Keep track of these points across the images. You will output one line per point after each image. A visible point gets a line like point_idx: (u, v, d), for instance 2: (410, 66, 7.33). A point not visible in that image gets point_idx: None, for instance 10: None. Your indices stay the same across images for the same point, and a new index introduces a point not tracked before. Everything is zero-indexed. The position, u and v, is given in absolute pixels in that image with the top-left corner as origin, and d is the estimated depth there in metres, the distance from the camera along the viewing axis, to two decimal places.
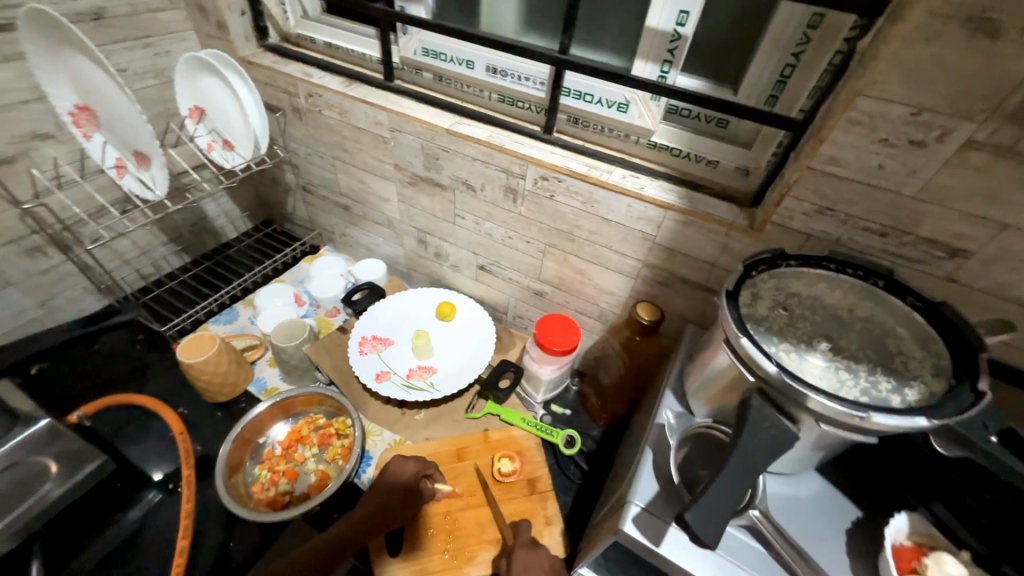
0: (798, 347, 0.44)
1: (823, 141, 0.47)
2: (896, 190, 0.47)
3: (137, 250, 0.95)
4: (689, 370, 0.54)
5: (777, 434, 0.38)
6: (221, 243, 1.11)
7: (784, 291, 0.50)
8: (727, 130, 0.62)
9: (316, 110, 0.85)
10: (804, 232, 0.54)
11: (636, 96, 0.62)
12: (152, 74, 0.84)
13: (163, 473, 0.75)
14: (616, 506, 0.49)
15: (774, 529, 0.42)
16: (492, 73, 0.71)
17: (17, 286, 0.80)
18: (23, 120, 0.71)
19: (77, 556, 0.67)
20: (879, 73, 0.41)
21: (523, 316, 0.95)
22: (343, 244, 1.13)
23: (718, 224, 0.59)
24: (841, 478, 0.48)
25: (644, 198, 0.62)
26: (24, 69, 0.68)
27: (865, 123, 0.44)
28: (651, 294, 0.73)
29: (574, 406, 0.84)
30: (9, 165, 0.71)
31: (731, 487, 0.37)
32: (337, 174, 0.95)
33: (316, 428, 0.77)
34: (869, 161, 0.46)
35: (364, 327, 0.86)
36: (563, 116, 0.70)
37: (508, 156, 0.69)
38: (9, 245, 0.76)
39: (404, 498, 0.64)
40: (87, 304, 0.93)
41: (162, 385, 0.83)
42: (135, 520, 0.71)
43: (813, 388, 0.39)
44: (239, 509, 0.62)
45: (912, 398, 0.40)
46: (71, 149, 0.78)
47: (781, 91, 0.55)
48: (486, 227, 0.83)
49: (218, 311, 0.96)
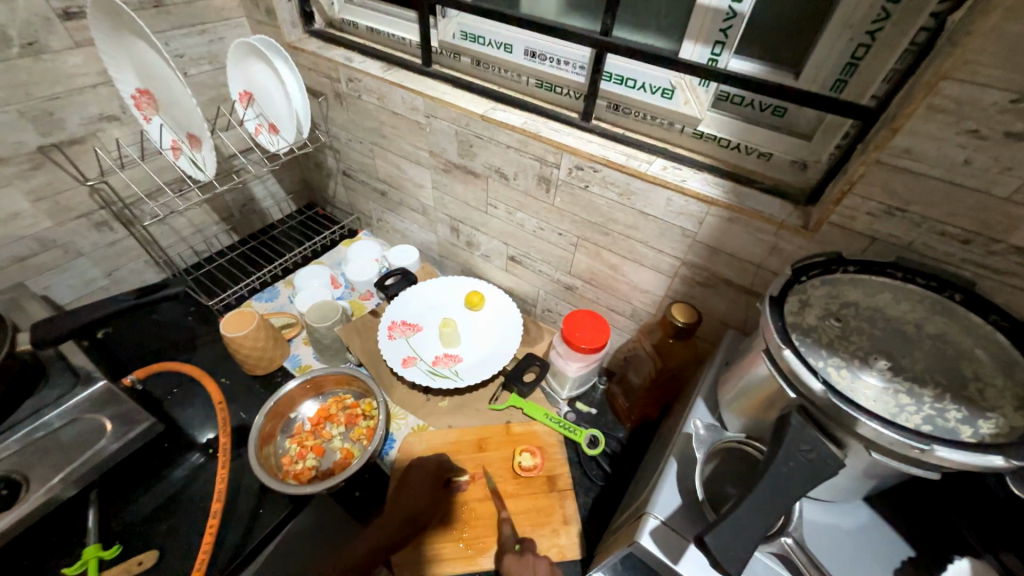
0: (851, 364, 0.40)
1: (897, 131, 0.42)
2: (986, 189, 0.40)
3: (192, 228, 1.01)
4: (724, 378, 0.50)
5: (818, 459, 0.34)
6: (267, 224, 1.17)
7: (838, 300, 0.45)
8: (786, 119, 0.56)
9: (356, 96, 0.86)
10: (868, 235, 0.49)
11: (683, 81, 0.58)
12: (206, 59, 0.88)
13: (207, 437, 0.81)
14: (634, 515, 0.47)
15: (808, 559, 0.37)
16: (530, 57, 0.68)
17: (87, 257, 0.87)
18: (91, 103, 0.76)
19: (128, 508, 0.73)
20: (973, 51, 0.36)
21: (552, 310, 0.93)
22: (380, 229, 1.15)
23: (767, 222, 0.54)
24: (895, 513, 0.43)
25: (685, 190, 0.58)
26: (92, 55, 0.73)
27: (951, 110, 0.38)
28: (689, 295, 0.68)
29: (600, 406, 0.81)
30: (79, 145, 0.78)
31: (762, 513, 0.33)
32: (375, 160, 0.97)
33: (343, 408, 0.80)
34: (953, 156, 0.40)
35: (394, 312, 0.87)
36: (603, 103, 0.67)
37: (542, 144, 0.67)
38: (80, 219, 0.83)
39: (430, 496, 0.66)
40: (147, 276, 1.01)
41: (208, 356, 0.89)
42: (181, 478, 0.77)
43: (865, 412, 0.34)
44: (268, 479, 0.65)
45: (986, 431, 0.35)
46: (133, 131, 0.84)
47: (851, 74, 0.49)
48: (517, 217, 0.81)
49: (261, 289, 1.00)
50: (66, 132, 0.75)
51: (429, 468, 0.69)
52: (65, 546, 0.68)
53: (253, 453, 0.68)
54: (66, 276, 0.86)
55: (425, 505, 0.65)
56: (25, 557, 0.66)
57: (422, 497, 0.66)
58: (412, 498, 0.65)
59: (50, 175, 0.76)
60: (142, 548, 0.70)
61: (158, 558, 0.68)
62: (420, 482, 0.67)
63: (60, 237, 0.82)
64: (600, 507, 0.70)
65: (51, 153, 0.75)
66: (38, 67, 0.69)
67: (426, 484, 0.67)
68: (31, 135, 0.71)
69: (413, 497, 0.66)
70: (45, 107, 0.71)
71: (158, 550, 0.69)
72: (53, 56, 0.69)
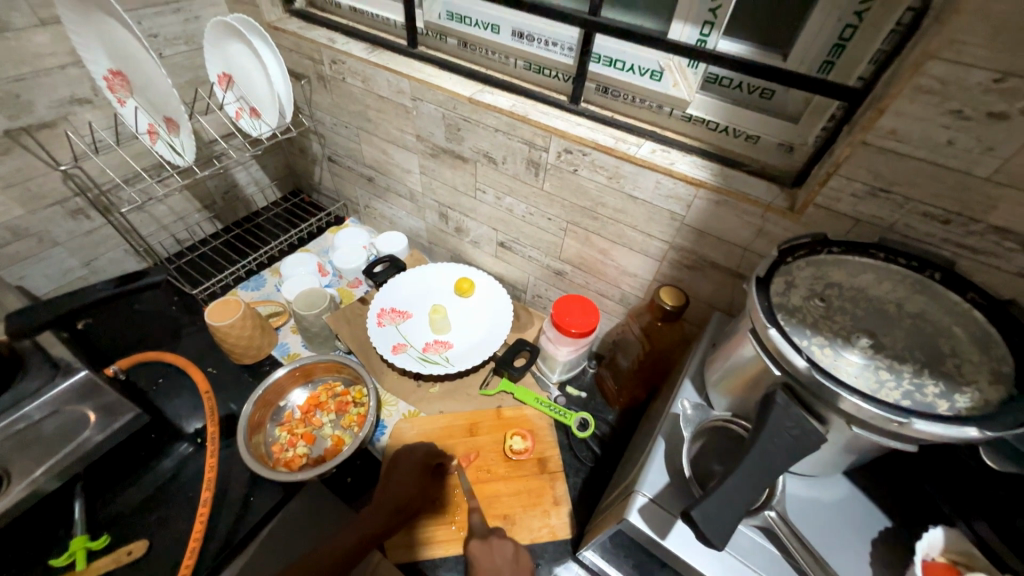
0: (834, 342, 0.41)
1: (882, 112, 0.42)
2: (967, 170, 0.41)
3: (173, 216, 0.98)
4: (711, 359, 0.51)
5: (801, 435, 0.34)
6: (251, 211, 1.14)
7: (823, 280, 0.45)
8: (773, 101, 0.56)
9: (340, 78, 0.84)
10: (852, 216, 0.49)
11: (672, 62, 0.57)
12: (182, 39, 0.85)
13: (195, 427, 0.80)
14: (623, 494, 0.48)
15: (790, 532, 0.39)
16: (518, 38, 0.67)
17: (63, 247, 0.85)
18: (61, 85, 0.73)
19: (116, 499, 0.73)
20: (958, 30, 0.36)
21: (542, 296, 0.93)
22: (367, 216, 1.13)
23: (754, 205, 0.54)
24: (874, 487, 0.44)
25: (673, 173, 0.58)
26: (60, 33, 0.70)
27: (935, 90, 0.39)
28: (678, 278, 0.69)
29: (589, 389, 0.82)
30: (49, 129, 0.75)
31: (745, 487, 0.34)
32: (361, 145, 0.95)
33: (334, 395, 0.80)
34: (936, 136, 0.41)
35: (383, 299, 0.87)
36: (591, 85, 0.66)
37: (531, 127, 0.66)
38: (53, 207, 0.80)
39: (419, 485, 0.65)
40: (127, 266, 0.98)
41: (193, 346, 0.87)
42: (169, 469, 0.77)
43: (847, 387, 0.35)
44: (258, 468, 0.64)
45: (962, 405, 0.36)
46: (107, 115, 0.81)
47: (838, 55, 0.49)
48: (507, 203, 0.80)
49: (246, 277, 0.99)
50: (35, 115, 0.72)
51: (418, 457, 0.68)
52: (53, 539, 0.68)
53: (242, 442, 0.67)
54: (41, 265, 0.84)
55: (414, 494, 0.64)
56: (10, 550, 0.65)
57: (412, 485, 0.64)
58: (400, 487, 0.64)
59: (20, 161, 0.73)
60: (131, 538, 0.69)
61: (148, 547, 0.68)
62: (409, 470, 0.66)
63: (33, 226, 0.79)
64: (590, 487, 0.71)
65: (20, 137, 0.72)
66: (2, 46, 0.66)
67: (415, 473, 0.66)
68: None
69: (402, 486, 0.64)
70: (10, 88, 0.68)
71: (148, 540, 0.69)
72: (18, 34, 0.66)
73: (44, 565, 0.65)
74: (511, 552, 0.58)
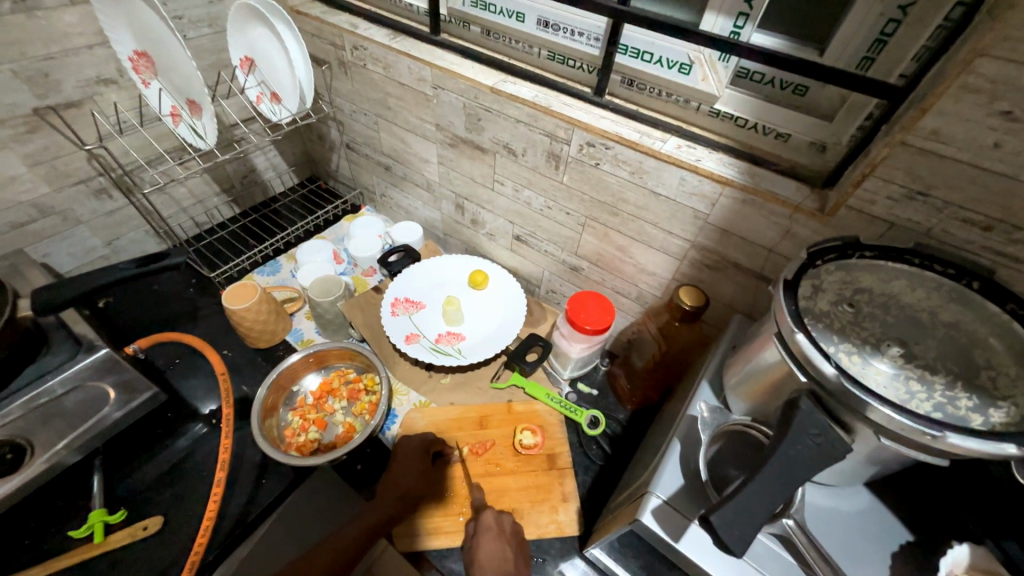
0: (863, 350, 0.40)
1: (925, 112, 0.40)
2: (1014, 175, 0.39)
3: (192, 199, 0.99)
4: (731, 362, 0.49)
5: (826, 444, 0.33)
6: (268, 197, 1.15)
7: (852, 286, 0.44)
8: (806, 98, 0.54)
9: (361, 64, 0.83)
10: (886, 220, 0.48)
11: (702, 55, 0.56)
12: (206, 22, 0.85)
13: (210, 408, 0.81)
14: (635, 495, 0.47)
15: (808, 542, 0.38)
16: (543, 27, 0.66)
17: (86, 225, 0.86)
18: (87, 65, 0.74)
19: (132, 474, 0.74)
20: (1015, 26, 0.34)
21: (557, 291, 0.92)
22: (383, 205, 1.13)
23: (782, 205, 0.53)
24: (898, 500, 0.43)
25: (699, 170, 0.56)
26: (88, 14, 0.71)
27: (985, 90, 0.37)
28: (697, 278, 0.68)
29: (601, 387, 0.81)
30: (76, 109, 0.76)
31: (765, 496, 0.33)
32: (380, 133, 0.94)
33: (346, 382, 0.80)
34: (982, 139, 0.39)
35: (397, 289, 0.86)
36: (616, 77, 0.64)
37: (553, 119, 0.65)
38: (78, 186, 0.81)
39: (421, 473, 0.66)
40: (148, 247, 1.00)
41: (211, 327, 0.88)
42: (184, 448, 0.78)
43: (877, 397, 0.34)
44: (271, 450, 0.65)
45: (997, 420, 0.35)
46: (131, 96, 0.82)
47: (879, 51, 0.47)
48: (525, 195, 0.79)
49: (263, 262, 1.00)
50: (62, 94, 0.73)
51: (418, 446, 0.68)
52: (72, 509, 0.69)
53: (256, 425, 0.68)
54: (65, 243, 0.85)
55: (417, 483, 0.64)
56: (33, 518, 0.68)
57: (414, 475, 0.65)
58: (402, 476, 0.65)
59: (47, 139, 0.74)
60: (148, 513, 0.71)
61: (163, 523, 0.69)
62: (411, 460, 0.67)
63: (58, 204, 0.80)
64: (599, 485, 0.70)
65: (48, 116, 0.73)
66: (31, 25, 0.66)
67: (417, 463, 0.67)
68: (25, 96, 0.69)
69: (404, 476, 0.65)
70: (39, 67, 0.69)
71: (163, 515, 0.70)
72: (47, 13, 0.67)
73: (64, 533, 0.67)
74: (509, 525, 0.62)
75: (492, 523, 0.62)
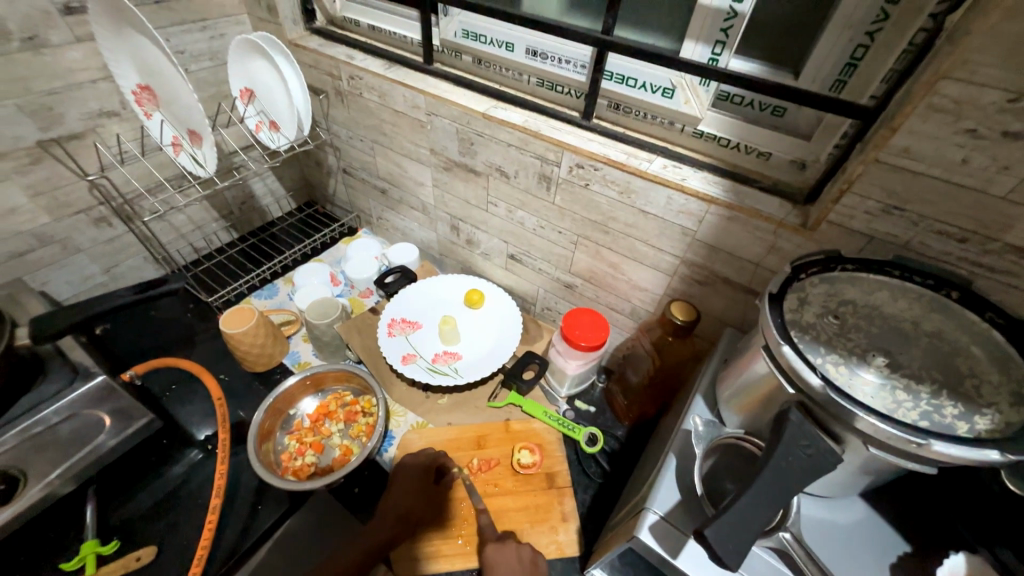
0: (849, 360, 0.40)
1: (895, 131, 0.42)
2: (983, 189, 0.41)
3: (191, 225, 1.01)
4: (723, 375, 0.50)
5: (816, 455, 0.34)
6: (266, 221, 1.17)
7: (837, 298, 0.45)
8: (785, 119, 0.56)
9: (357, 93, 0.86)
10: (866, 233, 0.49)
11: (683, 80, 0.58)
12: (207, 56, 0.88)
13: (205, 433, 0.81)
14: (633, 512, 0.47)
15: (806, 555, 0.38)
16: (532, 56, 0.69)
17: (85, 253, 0.87)
18: (91, 98, 0.76)
19: (126, 504, 0.73)
20: (972, 51, 0.36)
21: (552, 308, 0.93)
22: (379, 227, 1.15)
23: (766, 221, 0.55)
24: (899, 514, 0.43)
25: (685, 189, 0.58)
26: (93, 50, 0.73)
27: (950, 110, 0.39)
28: (688, 293, 0.69)
29: (598, 404, 0.82)
30: (78, 140, 0.78)
31: (756, 505, 0.34)
32: (376, 158, 0.97)
33: (343, 405, 0.80)
34: (950, 155, 0.41)
35: (394, 310, 0.87)
36: (603, 102, 0.67)
37: (543, 142, 0.67)
38: (79, 215, 0.83)
39: (421, 493, 0.66)
40: (146, 273, 1.01)
41: (207, 352, 0.88)
42: (178, 475, 0.77)
43: (863, 407, 0.35)
44: (266, 475, 0.64)
45: (982, 427, 0.35)
46: (133, 127, 0.84)
47: (850, 74, 0.50)
48: (518, 216, 0.81)
49: (260, 286, 1.01)
50: (65, 127, 0.75)
51: (420, 464, 0.69)
52: (62, 542, 0.68)
53: (252, 449, 0.68)
54: (64, 271, 0.86)
55: (416, 503, 0.65)
56: (21, 552, 0.66)
57: (414, 495, 0.65)
58: (402, 497, 0.65)
59: (50, 170, 0.76)
60: (141, 543, 0.70)
61: (156, 553, 0.68)
62: (414, 479, 0.67)
63: (58, 233, 0.81)
64: (598, 504, 0.70)
65: (51, 148, 0.75)
66: (39, 62, 0.69)
67: (417, 482, 0.66)
68: (30, 129, 0.71)
69: (403, 496, 0.65)
70: (44, 102, 0.71)
71: (157, 545, 0.69)
72: (53, 51, 0.69)
73: (55, 567, 0.66)
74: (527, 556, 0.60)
75: (500, 557, 0.59)
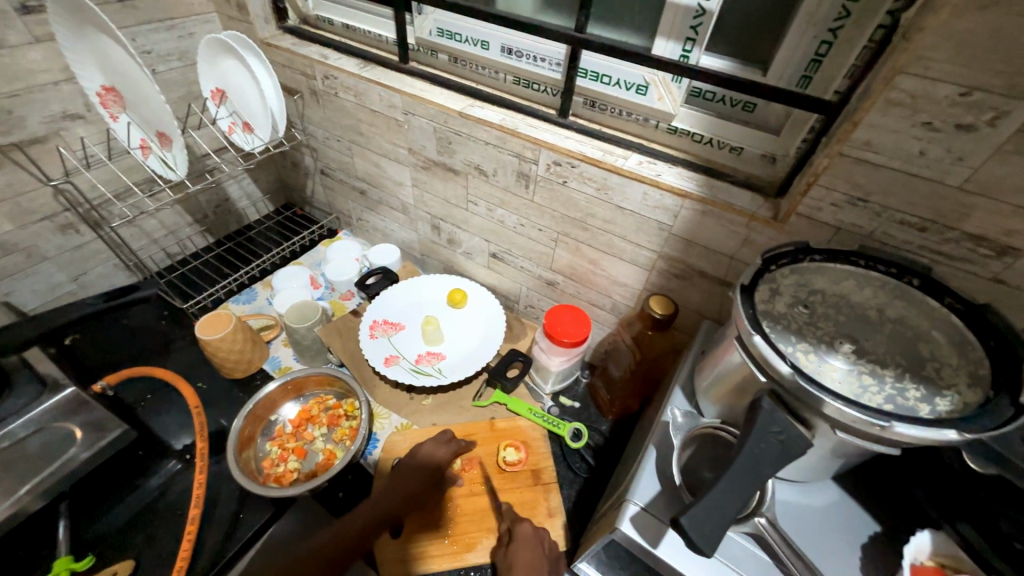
0: (818, 348, 0.41)
1: (857, 125, 0.43)
2: (941, 179, 0.42)
3: (164, 230, 0.98)
4: (701, 367, 0.51)
5: (787, 441, 0.35)
6: (243, 224, 1.14)
7: (806, 288, 0.46)
8: (755, 114, 0.57)
9: (332, 93, 0.85)
10: (833, 225, 0.51)
11: (656, 77, 0.59)
12: (175, 56, 0.86)
13: (183, 443, 0.79)
14: (615, 504, 0.48)
15: (781, 539, 0.39)
16: (507, 54, 0.69)
17: (52, 261, 0.84)
18: (52, 101, 0.74)
19: (102, 518, 0.71)
20: (926, 47, 0.37)
21: (535, 306, 0.93)
22: (359, 228, 1.14)
23: (739, 214, 0.56)
24: (868, 496, 0.45)
25: (660, 185, 0.59)
26: (54, 51, 0.71)
27: (907, 104, 0.40)
28: (666, 288, 0.70)
29: (583, 399, 0.82)
30: (41, 145, 0.75)
31: (731, 492, 0.34)
32: (354, 158, 0.95)
33: (326, 409, 0.79)
34: (909, 147, 0.42)
35: (375, 311, 0.87)
36: (579, 99, 0.68)
37: (520, 140, 0.67)
38: (43, 221, 0.80)
39: (428, 480, 0.66)
40: (118, 280, 0.98)
41: (184, 360, 0.86)
42: (156, 487, 0.75)
43: (830, 393, 0.36)
44: (247, 483, 0.63)
45: (942, 408, 0.37)
46: (99, 130, 0.81)
47: (816, 70, 0.51)
48: (498, 214, 0.81)
49: (238, 291, 0.98)
50: (26, 131, 0.72)
51: (436, 454, 0.68)
52: (34, 560, 0.66)
53: (232, 458, 0.66)
54: (29, 281, 0.83)
55: (420, 489, 0.65)
56: None
57: (421, 481, 0.66)
58: (411, 480, 0.65)
59: (11, 176, 0.73)
60: (118, 558, 0.68)
61: (134, 568, 0.67)
62: (424, 465, 0.67)
63: (22, 241, 0.79)
64: (584, 499, 0.71)
65: (11, 153, 0.72)
66: None
67: (428, 469, 0.67)
68: None
69: (412, 479, 0.65)
70: (2, 104, 0.68)
71: (135, 560, 0.67)
72: (11, 52, 0.67)
73: None
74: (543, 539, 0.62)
75: (529, 538, 0.61)
